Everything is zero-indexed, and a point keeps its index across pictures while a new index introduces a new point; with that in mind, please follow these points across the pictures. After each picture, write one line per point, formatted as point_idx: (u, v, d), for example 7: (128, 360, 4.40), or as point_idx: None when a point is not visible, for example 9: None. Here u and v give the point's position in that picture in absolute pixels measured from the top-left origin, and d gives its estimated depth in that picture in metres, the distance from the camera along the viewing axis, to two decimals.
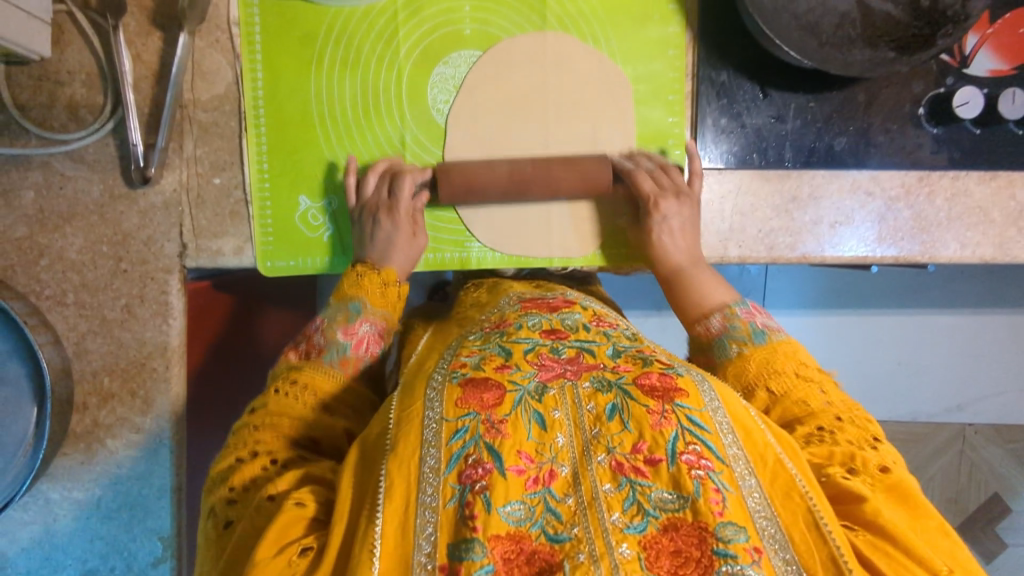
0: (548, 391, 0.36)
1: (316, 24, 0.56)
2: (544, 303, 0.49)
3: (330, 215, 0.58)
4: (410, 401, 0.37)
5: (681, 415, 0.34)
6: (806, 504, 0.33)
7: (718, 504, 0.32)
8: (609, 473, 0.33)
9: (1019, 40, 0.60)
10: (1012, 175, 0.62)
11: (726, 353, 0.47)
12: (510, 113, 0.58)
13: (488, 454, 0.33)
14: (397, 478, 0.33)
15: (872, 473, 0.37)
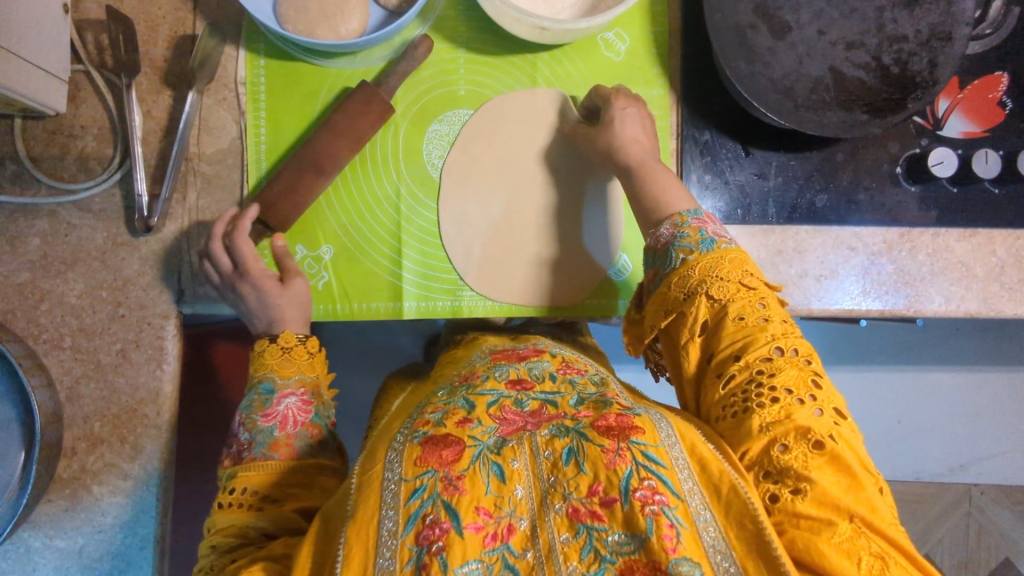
0: (506, 444, 0.42)
1: (318, 83, 0.59)
2: (514, 354, 0.53)
3: (325, 264, 0.58)
4: (374, 463, 0.41)
5: (636, 452, 0.39)
6: (757, 530, 0.37)
7: (671, 541, 0.36)
8: (566, 521, 0.38)
9: (987, 104, 0.63)
10: (991, 233, 0.63)
11: (673, 262, 0.48)
12: (501, 171, 0.60)
13: (444, 513, 0.38)
14: (354, 544, 0.37)
15: (806, 452, 0.40)
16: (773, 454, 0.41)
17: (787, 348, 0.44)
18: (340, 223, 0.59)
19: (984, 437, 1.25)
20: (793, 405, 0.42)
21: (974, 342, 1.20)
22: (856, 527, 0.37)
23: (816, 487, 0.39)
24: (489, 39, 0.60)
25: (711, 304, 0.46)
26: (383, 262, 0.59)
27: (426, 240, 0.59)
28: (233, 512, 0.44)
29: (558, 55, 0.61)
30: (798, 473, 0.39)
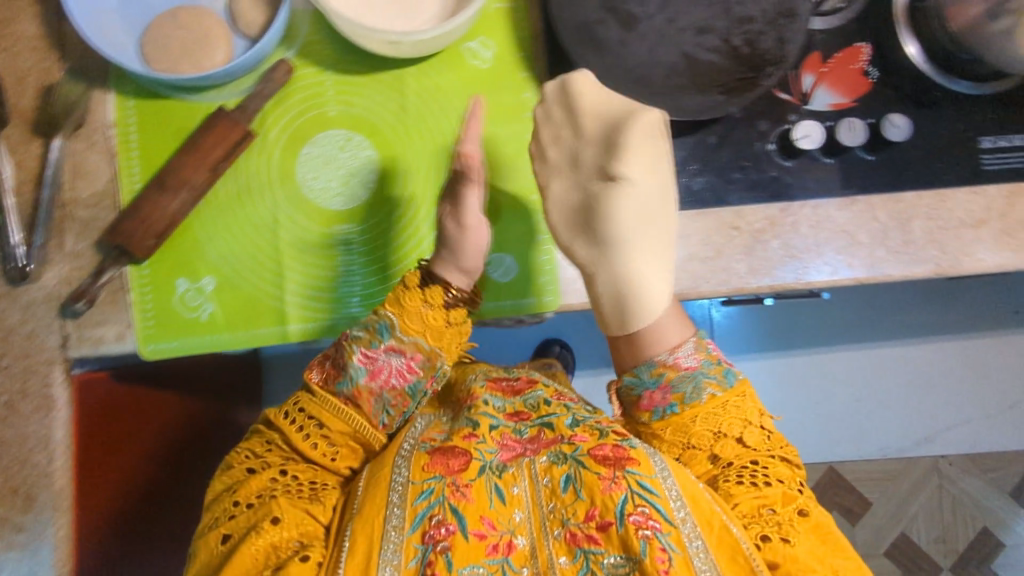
0: (507, 468, 0.50)
1: (187, 119, 0.59)
2: (508, 385, 0.62)
3: (208, 295, 0.60)
4: (378, 470, 0.51)
5: (631, 480, 0.47)
6: (748, 565, 0.44)
7: (663, 563, 0.44)
8: (565, 545, 0.46)
9: (851, 74, 0.64)
10: (869, 199, 0.65)
11: (700, 392, 0.53)
12: (376, 188, 0.61)
13: (451, 515, 0.47)
14: (361, 534, 0.46)
15: (792, 516, 0.49)
16: (764, 513, 0.48)
17: (770, 440, 0.53)
18: (220, 254, 0.60)
19: (950, 411, 1.24)
20: (786, 488, 0.50)
21: (928, 313, 1.20)
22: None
23: (798, 549, 0.46)
24: (354, 59, 0.61)
25: (729, 410, 0.53)
26: (265, 287, 0.60)
27: (305, 263, 0.61)
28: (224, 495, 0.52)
29: (425, 68, 0.62)
30: (786, 532, 0.47)
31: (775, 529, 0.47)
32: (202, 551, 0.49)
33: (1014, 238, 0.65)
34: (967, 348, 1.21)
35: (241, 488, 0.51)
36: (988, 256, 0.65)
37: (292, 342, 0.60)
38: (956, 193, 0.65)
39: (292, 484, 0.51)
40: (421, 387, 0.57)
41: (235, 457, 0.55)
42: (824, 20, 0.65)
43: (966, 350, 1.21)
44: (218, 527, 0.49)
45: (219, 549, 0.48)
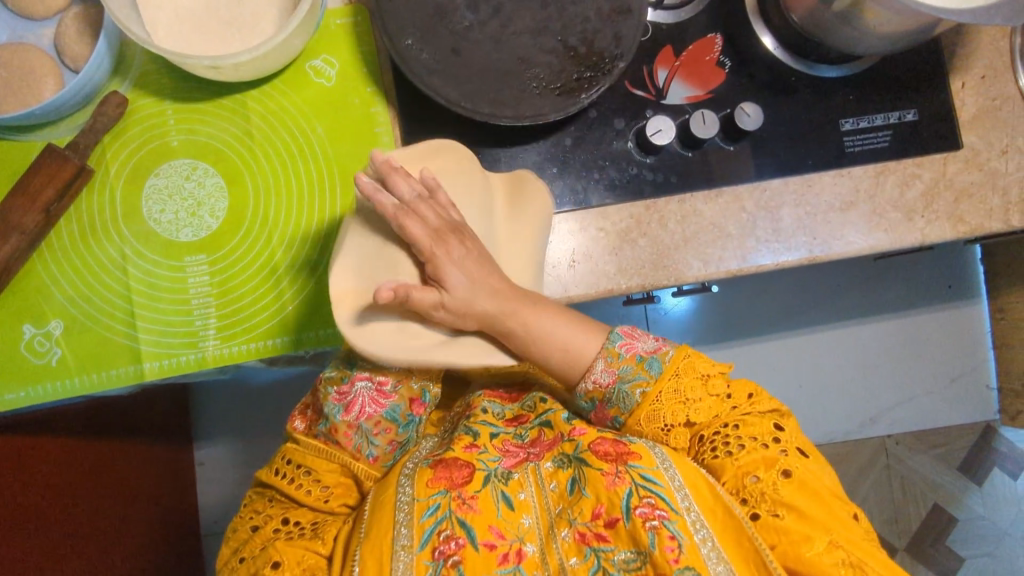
0: (512, 476, 0.55)
1: (21, 159, 0.57)
2: (504, 391, 0.66)
3: (55, 339, 0.57)
4: (387, 488, 0.54)
5: (635, 474, 0.51)
6: (753, 546, 0.48)
7: (672, 552, 0.48)
8: (574, 546, 0.51)
9: (704, 67, 0.64)
10: (735, 190, 0.64)
11: (631, 396, 0.56)
12: (225, 216, 0.59)
13: (459, 529, 0.51)
14: (370, 557, 0.50)
15: (777, 481, 0.50)
16: (746, 483, 0.51)
17: (736, 395, 0.56)
18: (66, 296, 0.58)
19: (892, 392, 1.23)
20: (754, 446, 0.52)
21: (858, 296, 1.21)
22: (832, 541, 0.48)
23: (793, 511, 0.49)
24: (193, 86, 0.60)
25: (682, 376, 0.56)
26: (117, 326, 0.58)
27: (159, 298, 0.59)
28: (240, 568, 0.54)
29: (268, 90, 0.60)
30: (774, 506, 0.50)
31: (767, 504, 0.50)
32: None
33: (884, 218, 0.65)
34: (900, 326, 1.22)
35: (248, 544, 0.56)
36: (860, 238, 0.64)
37: (148, 381, 0.58)
38: (823, 178, 0.65)
39: (295, 531, 0.55)
40: (402, 412, 0.59)
41: (240, 521, 0.58)
42: (676, 14, 0.65)
43: (899, 328, 1.21)
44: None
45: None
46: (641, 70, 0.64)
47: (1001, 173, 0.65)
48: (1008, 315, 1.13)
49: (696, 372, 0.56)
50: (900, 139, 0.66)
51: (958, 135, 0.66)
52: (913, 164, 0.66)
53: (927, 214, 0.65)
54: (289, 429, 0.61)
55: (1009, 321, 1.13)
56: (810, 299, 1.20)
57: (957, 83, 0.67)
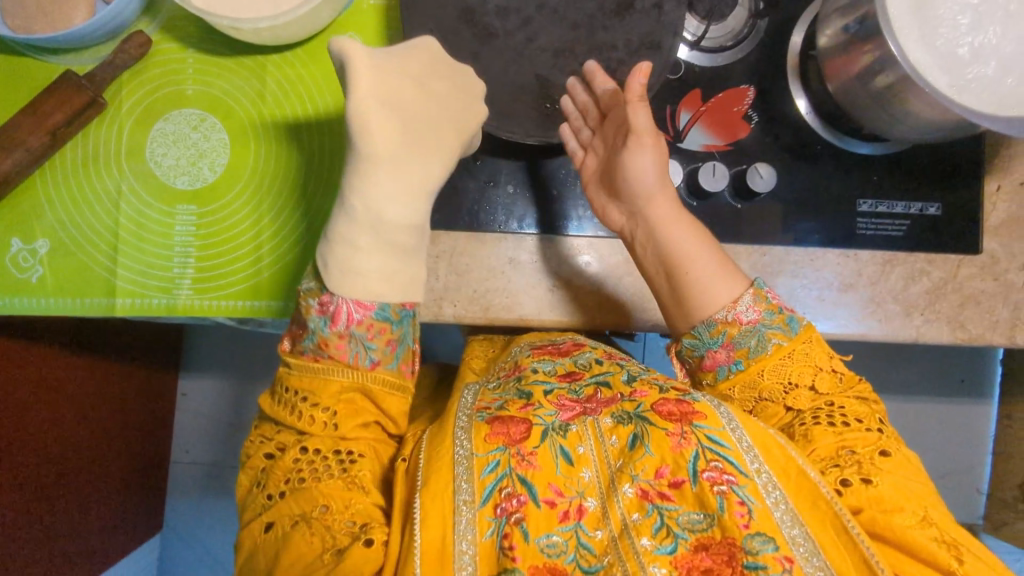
0: (570, 429, 0.47)
1: (41, 78, 0.59)
2: (553, 348, 0.60)
3: (39, 258, 0.58)
4: (442, 442, 0.47)
5: (699, 434, 0.44)
6: (830, 510, 0.43)
7: (742, 517, 0.41)
8: (636, 502, 0.43)
9: (730, 117, 0.63)
10: (734, 247, 0.62)
11: (764, 345, 0.52)
12: (225, 171, 0.60)
13: (520, 486, 0.44)
14: (432, 507, 0.43)
15: (873, 457, 0.47)
16: (841, 453, 0.47)
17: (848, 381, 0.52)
18: (57, 218, 0.59)
19: None
20: (862, 427, 0.49)
21: (874, 366, 1.15)
22: (924, 517, 0.43)
23: (885, 483, 0.45)
24: (218, 40, 0.60)
25: (796, 359, 0.51)
26: (100, 256, 0.59)
27: (144, 236, 0.60)
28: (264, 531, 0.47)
29: (290, 57, 0.61)
30: (867, 473, 0.46)
31: (856, 472, 0.46)
32: (248, 537, 0.48)
33: (882, 307, 0.63)
34: (906, 410, 1.15)
35: (272, 477, 0.49)
36: (850, 322, 0.62)
37: (118, 315, 0.59)
38: (827, 254, 0.63)
39: (319, 463, 0.48)
40: (395, 310, 0.51)
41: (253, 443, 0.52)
42: (712, 58, 0.63)
43: (902, 413, 1.15)
44: (259, 522, 0.48)
45: (265, 536, 0.47)
46: (664, 109, 0.63)
47: (1016, 286, 0.63)
48: (1016, 424, 1.07)
49: (824, 349, 0.52)
50: (917, 230, 0.63)
51: (980, 239, 0.63)
52: (924, 259, 0.63)
53: (928, 312, 0.62)
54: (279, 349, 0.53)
55: (1015, 429, 1.08)
56: None
57: (992, 184, 0.64)
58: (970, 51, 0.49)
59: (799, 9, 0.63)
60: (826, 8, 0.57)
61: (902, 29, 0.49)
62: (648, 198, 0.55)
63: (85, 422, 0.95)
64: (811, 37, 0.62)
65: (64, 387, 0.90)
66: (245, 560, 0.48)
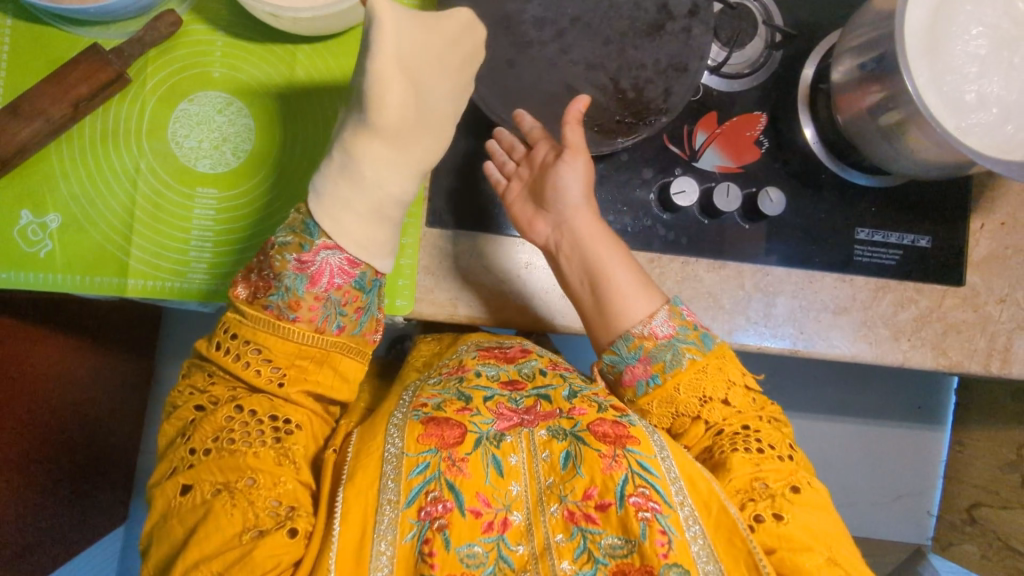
0: (505, 439, 0.50)
1: (65, 49, 0.57)
2: (500, 354, 0.61)
3: (50, 232, 0.57)
4: (374, 439, 0.48)
5: (631, 460, 0.46)
6: (746, 547, 0.44)
7: (662, 546, 0.43)
8: (562, 523, 0.45)
9: (743, 140, 0.66)
10: (740, 266, 0.65)
11: (681, 360, 0.53)
12: (248, 158, 0.60)
13: (447, 491, 0.46)
14: (353, 510, 0.45)
15: (783, 492, 0.48)
16: (756, 487, 0.48)
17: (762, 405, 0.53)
18: (71, 193, 0.58)
19: (844, 491, 1.21)
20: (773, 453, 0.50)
21: (839, 390, 1.19)
22: (830, 558, 0.45)
23: (797, 521, 0.46)
24: (251, 26, 0.60)
25: (710, 373, 0.53)
26: (112, 234, 0.58)
27: (160, 217, 0.59)
28: (189, 502, 0.45)
29: (321, 49, 0.61)
30: (780, 509, 0.46)
31: (771, 507, 0.47)
32: (162, 499, 0.47)
33: (873, 331, 0.66)
34: (867, 432, 1.20)
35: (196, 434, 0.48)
36: (844, 344, 0.65)
37: (127, 296, 0.58)
38: (825, 278, 0.66)
39: (252, 427, 0.47)
40: (369, 279, 0.52)
41: (180, 398, 0.51)
42: (730, 83, 0.66)
43: (864, 434, 1.20)
44: (174, 510, 0.46)
45: (182, 499, 0.46)
46: (681, 128, 0.66)
47: (994, 319, 0.67)
48: (965, 450, 1.12)
49: (740, 372, 0.54)
50: (908, 261, 0.67)
51: (964, 272, 0.67)
52: (913, 288, 0.67)
53: (913, 338, 0.66)
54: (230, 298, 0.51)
55: (963, 457, 1.13)
56: (793, 383, 1.18)
57: (977, 223, 0.68)
58: (976, 98, 0.52)
59: (811, 44, 0.67)
60: (842, 44, 0.60)
61: (917, 73, 0.52)
62: (573, 209, 0.57)
63: (59, 406, 0.90)
64: (822, 71, 0.65)
65: (40, 368, 0.85)
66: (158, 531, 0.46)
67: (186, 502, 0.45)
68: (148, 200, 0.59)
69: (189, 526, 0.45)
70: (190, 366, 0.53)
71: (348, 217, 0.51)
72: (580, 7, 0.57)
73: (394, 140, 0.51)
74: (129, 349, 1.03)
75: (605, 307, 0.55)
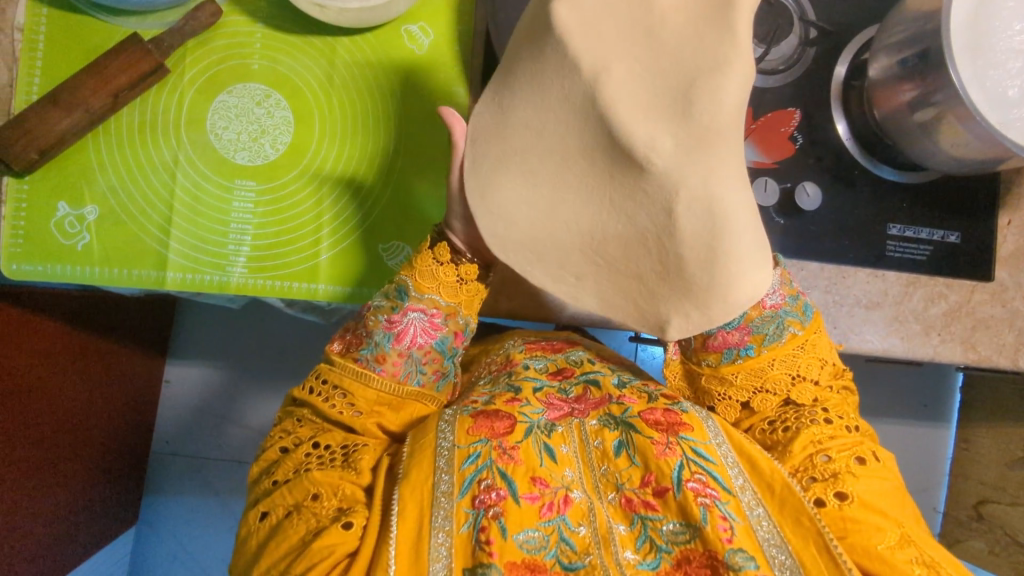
0: (556, 429, 0.50)
1: (102, 39, 0.57)
2: (546, 345, 0.61)
3: (88, 224, 0.56)
4: (424, 434, 0.48)
5: (686, 447, 0.46)
6: (814, 527, 0.42)
7: (725, 531, 0.42)
8: (621, 512, 0.45)
9: (777, 136, 0.66)
10: None
11: (782, 332, 0.52)
12: (287, 150, 0.59)
13: (500, 480, 0.45)
14: (410, 497, 0.44)
15: (848, 463, 0.47)
16: (820, 462, 0.47)
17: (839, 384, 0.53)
18: (109, 185, 0.57)
19: None
20: (841, 425, 0.50)
21: None
22: (903, 535, 0.44)
23: (860, 496, 0.45)
24: (289, 18, 0.60)
25: (806, 350, 0.53)
26: (150, 227, 0.57)
27: (199, 209, 0.58)
28: (265, 527, 0.47)
29: (360, 41, 0.60)
30: (843, 483, 0.46)
31: (832, 485, 0.46)
32: (246, 530, 0.48)
33: (904, 326, 0.66)
34: (876, 430, 1.21)
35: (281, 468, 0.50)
36: (876, 339, 0.66)
37: (165, 289, 0.58)
38: (857, 273, 0.67)
39: (325, 456, 0.49)
40: (450, 344, 0.55)
41: (270, 444, 0.52)
42: (765, 79, 0.67)
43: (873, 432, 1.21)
44: (253, 536, 0.47)
45: (260, 526, 0.47)
46: None
47: (1021, 314, 0.67)
48: (973, 447, 1.14)
49: (827, 347, 0.54)
50: (937, 256, 0.68)
51: (992, 268, 0.68)
52: (943, 283, 0.67)
53: (944, 333, 0.67)
54: (325, 350, 0.55)
55: (971, 453, 1.14)
56: None
57: (1004, 220, 0.69)
58: (1018, 92, 0.53)
59: (844, 41, 0.68)
60: (880, 40, 0.60)
61: (961, 66, 0.52)
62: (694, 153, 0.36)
63: (68, 406, 0.88)
64: (856, 68, 0.66)
65: (53, 370, 0.84)
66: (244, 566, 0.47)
67: (261, 527, 0.47)
68: (186, 193, 0.58)
69: (263, 548, 0.46)
70: (281, 415, 0.55)
71: (737, 239, 0.39)
72: None
73: (648, 107, 0.35)
74: (142, 346, 1.02)
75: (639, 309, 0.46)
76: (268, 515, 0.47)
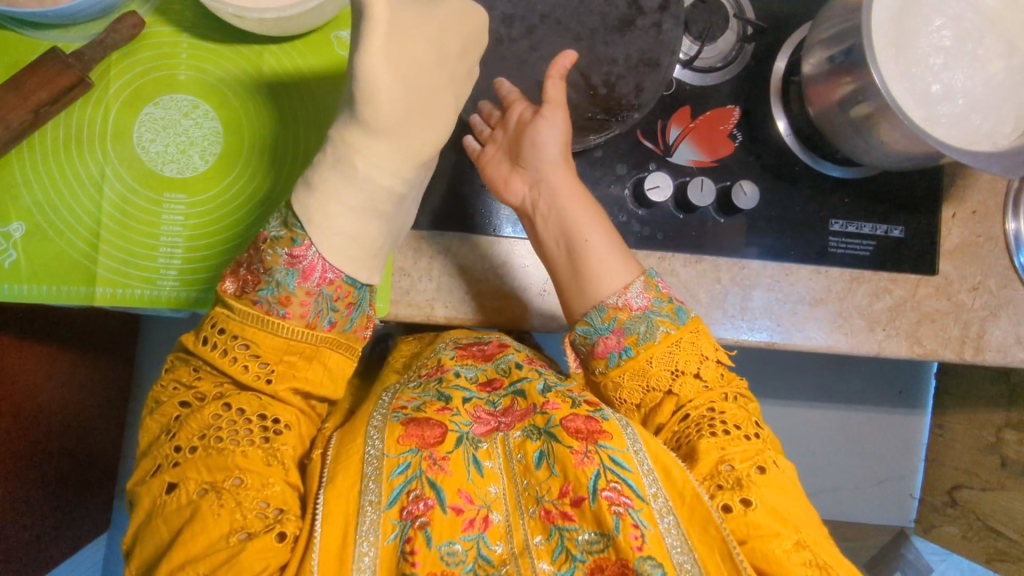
0: (482, 445, 0.50)
1: (24, 52, 0.56)
2: (479, 352, 0.62)
3: (14, 241, 0.56)
4: (352, 441, 0.48)
5: (603, 455, 0.46)
6: (720, 537, 0.44)
7: (636, 540, 0.43)
8: (540, 524, 0.45)
9: (717, 134, 0.66)
10: (715, 260, 0.65)
11: (654, 333, 0.52)
12: (216, 162, 0.59)
13: (428, 489, 0.45)
14: (335, 503, 0.44)
15: (749, 473, 0.47)
16: (721, 471, 0.47)
17: (727, 378, 0.53)
18: (35, 201, 0.57)
19: (830, 477, 1.21)
20: (737, 436, 0.49)
21: (820, 377, 1.20)
22: (798, 541, 0.44)
23: (764, 504, 0.45)
24: (215, 27, 0.59)
25: (682, 347, 0.52)
26: (78, 243, 0.57)
27: (128, 223, 0.58)
28: (174, 506, 0.44)
29: (288, 49, 0.60)
30: (747, 492, 0.46)
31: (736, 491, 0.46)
32: (150, 498, 0.45)
33: (849, 322, 0.66)
34: (849, 418, 1.21)
35: (182, 431, 0.46)
36: (820, 335, 0.66)
37: (96, 305, 0.57)
38: (800, 270, 0.66)
39: (241, 426, 0.46)
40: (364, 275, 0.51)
41: (164, 393, 0.49)
42: (703, 77, 0.66)
43: (846, 420, 1.21)
44: (157, 516, 0.44)
45: (165, 499, 0.44)
46: (655, 123, 0.65)
47: (967, 307, 0.67)
48: (946, 433, 1.14)
49: (712, 344, 0.54)
50: (882, 251, 0.68)
51: (936, 261, 0.68)
52: (887, 278, 0.67)
53: (889, 328, 0.67)
54: (217, 292, 0.50)
55: (943, 440, 1.15)
56: (775, 372, 1.19)
57: (948, 213, 0.69)
58: (941, 89, 0.53)
59: (782, 37, 0.67)
60: (813, 37, 0.60)
61: (883, 64, 0.52)
62: (551, 167, 0.56)
63: (36, 417, 0.88)
64: (794, 63, 0.66)
65: (17, 381, 0.83)
66: (141, 524, 0.45)
67: (171, 500, 0.44)
68: (115, 207, 0.58)
69: (172, 530, 0.43)
70: (173, 358, 0.51)
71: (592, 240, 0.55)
72: (548, 4, 0.57)
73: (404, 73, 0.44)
74: (109, 354, 1.01)
75: (582, 272, 0.55)
76: (174, 492, 0.44)
